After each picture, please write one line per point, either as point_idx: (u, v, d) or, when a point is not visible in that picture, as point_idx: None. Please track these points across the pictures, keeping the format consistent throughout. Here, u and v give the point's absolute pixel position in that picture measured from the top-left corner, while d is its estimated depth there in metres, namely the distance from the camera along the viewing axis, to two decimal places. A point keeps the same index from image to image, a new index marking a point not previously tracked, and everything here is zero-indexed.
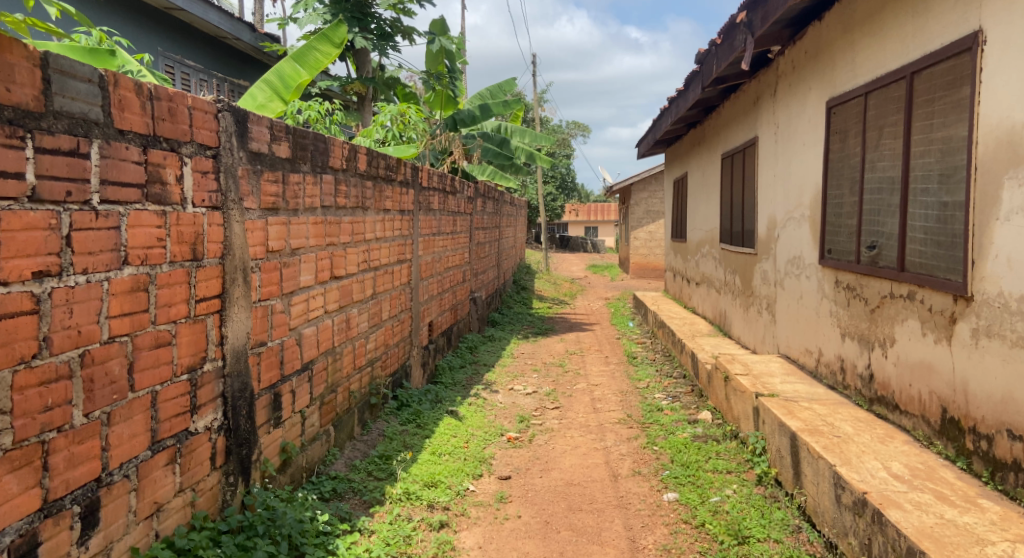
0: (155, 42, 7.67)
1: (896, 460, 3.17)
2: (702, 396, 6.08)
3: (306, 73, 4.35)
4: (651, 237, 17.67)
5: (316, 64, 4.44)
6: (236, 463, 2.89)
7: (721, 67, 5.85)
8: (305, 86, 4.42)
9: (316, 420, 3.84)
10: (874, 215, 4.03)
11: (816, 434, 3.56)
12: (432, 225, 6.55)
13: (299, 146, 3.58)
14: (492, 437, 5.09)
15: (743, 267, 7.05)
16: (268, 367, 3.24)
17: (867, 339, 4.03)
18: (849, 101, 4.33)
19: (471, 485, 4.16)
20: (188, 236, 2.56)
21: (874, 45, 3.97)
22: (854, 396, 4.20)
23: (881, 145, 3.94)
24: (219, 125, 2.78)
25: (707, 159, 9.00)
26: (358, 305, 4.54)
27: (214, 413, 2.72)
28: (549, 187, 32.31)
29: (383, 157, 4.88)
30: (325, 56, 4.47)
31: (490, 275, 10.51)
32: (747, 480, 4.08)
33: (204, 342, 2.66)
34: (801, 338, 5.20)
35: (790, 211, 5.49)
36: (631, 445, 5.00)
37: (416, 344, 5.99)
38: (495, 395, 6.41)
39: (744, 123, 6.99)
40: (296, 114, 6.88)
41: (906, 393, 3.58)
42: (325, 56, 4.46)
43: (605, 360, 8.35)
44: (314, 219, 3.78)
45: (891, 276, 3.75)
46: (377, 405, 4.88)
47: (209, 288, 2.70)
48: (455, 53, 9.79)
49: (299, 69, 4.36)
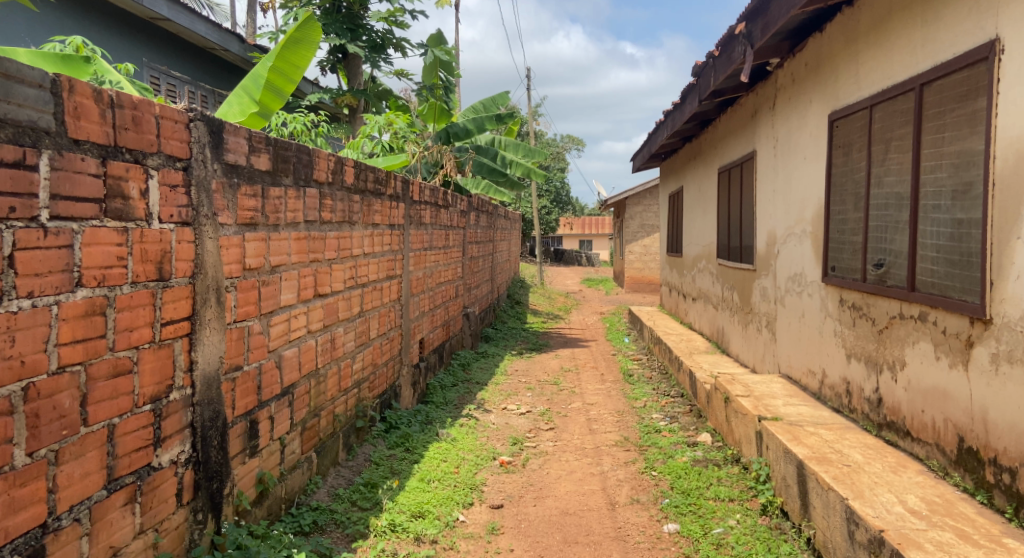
0: (140, 53, 7.50)
1: (911, 493, 2.99)
2: (701, 417, 5.89)
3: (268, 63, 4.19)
4: (646, 251, 17.56)
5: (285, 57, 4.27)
6: (206, 498, 2.69)
7: (718, 78, 5.70)
8: (269, 79, 4.23)
9: (296, 447, 3.64)
10: (882, 232, 3.86)
11: (825, 463, 3.37)
12: (423, 240, 6.37)
13: (280, 158, 3.39)
14: (484, 461, 4.88)
15: (741, 282, 6.88)
16: (243, 393, 3.04)
17: (875, 361, 3.86)
18: (853, 114, 4.17)
19: (461, 515, 3.96)
20: (153, 254, 2.37)
21: (880, 55, 3.82)
22: (861, 420, 4.02)
23: (888, 159, 3.79)
24: (191, 136, 2.60)
25: (703, 173, 8.86)
26: (344, 324, 4.34)
27: (181, 445, 2.53)
28: (543, 201, 32.22)
29: (371, 171, 4.70)
30: (294, 46, 4.27)
31: (483, 289, 10.32)
32: (751, 510, 3.89)
33: (170, 369, 2.46)
34: (803, 358, 5.03)
35: (791, 226, 5.33)
36: (629, 470, 4.80)
37: (406, 363, 5.79)
38: (487, 416, 6.20)
39: (741, 136, 6.85)
40: (281, 125, 6.66)
41: (918, 420, 3.40)
42: (292, 47, 4.25)
43: (601, 378, 8.15)
44: (296, 235, 3.59)
45: (901, 296, 3.58)
46: (363, 429, 4.68)
47: (177, 310, 2.51)
48: (450, 65, 9.65)
49: (266, 64, 4.25)
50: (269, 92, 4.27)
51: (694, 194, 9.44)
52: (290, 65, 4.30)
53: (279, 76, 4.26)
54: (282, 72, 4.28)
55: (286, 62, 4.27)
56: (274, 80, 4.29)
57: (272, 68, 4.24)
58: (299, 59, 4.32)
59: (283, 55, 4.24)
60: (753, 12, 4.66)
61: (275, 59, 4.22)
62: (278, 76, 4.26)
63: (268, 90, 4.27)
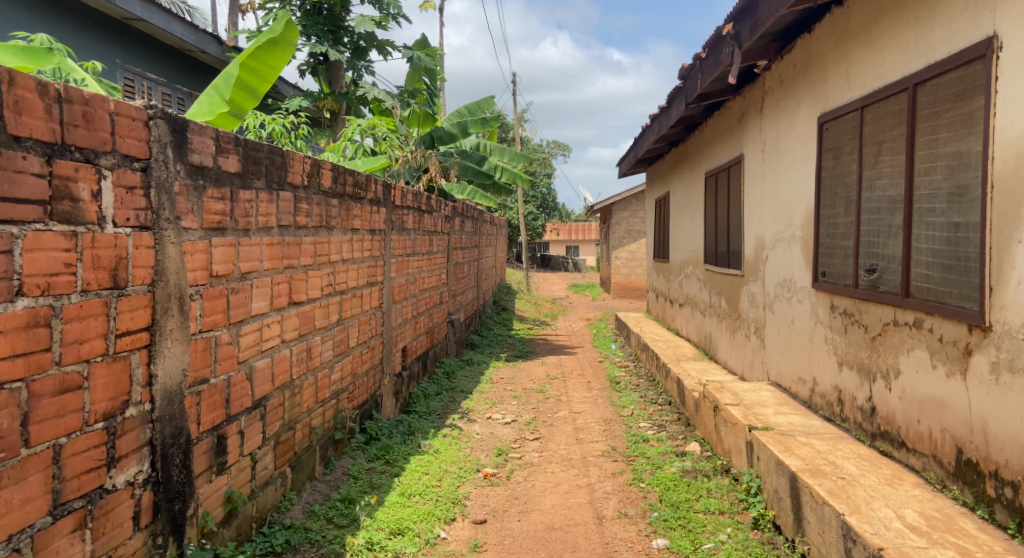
0: (113, 54, 7.33)
1: (909, 508, 2.87)
2: (690, 425, 5.77)
3: (238, 62, 4.08)
4: (633, 257, 17.55)
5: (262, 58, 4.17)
6: (166, 520, 2.54)
7: (705, 81, 5.61)
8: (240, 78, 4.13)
9: (269, 463, 3.49)
10: (874, 237, 3.76)
11: (819, 476, 3.25)
12: (406, 246, 6.22)
13: (250, 160, 3.24)
14: (467, 474, 4.73)
15: (729, 288, 6.78)
16: (210, 407, 2.89)
17: (867, 369, 3.75)
18: (843, 116, 4.07)
19: (442, 531, 3.82)
20: (107, 260, 2.22)
21: (871, 56, 3.71)
22: (854, 430, 3.91)
23: (880, 162, 3.68)
24: (151, 134, 2.45)
25: (689, 178, 8.76)
26: (321, 332, 4.19)
27: (139, 464, 2.38)
28: (529, 206, 32.08)
29: (350, 174, 4.55)
30: (269, 47, 4.14)
31: (468, 296, 10.17)
32: (742, 524, 3.77)
33: (126, 384, 2.32)
34: (793, 366, 4.92)
35: (779, 231, 5.23)
36: (616, 482, 4.67)
37: (387, 372, 5.64)
38: (471, 425, 6.05)
39: (728, 141, 6.76)
40: (260, 128, 6.46)
41: (914, 430, 3.29)
42: (267, 46, 4.11)
43: (588, 386, 8.02)
44: (269, 240, 3.44)
45: (895, 302, 3.47)
46: (342, 441, 4.52)
47: (134, 321, 2.36)
48: (434, 70, 9.58)
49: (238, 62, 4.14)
50: (240, 91, 4.17)
51: (680, 199, 9.35)
52: (265, 64, 4.19)
53: (252, 75, 4.16)
54: (255, 71, 4.17)
55: (260, 62, 4.17)
56: (246, 78, 4.18)
57: (244, 67, 4.13)
58: (275, 60, 4.20)
59: (256, 54, 4.13)
60: (741, 12, 4.56)
61: (247, 57, 4.11)
62: (250, 75, 4.16)
63: (240, 89, 4.16)
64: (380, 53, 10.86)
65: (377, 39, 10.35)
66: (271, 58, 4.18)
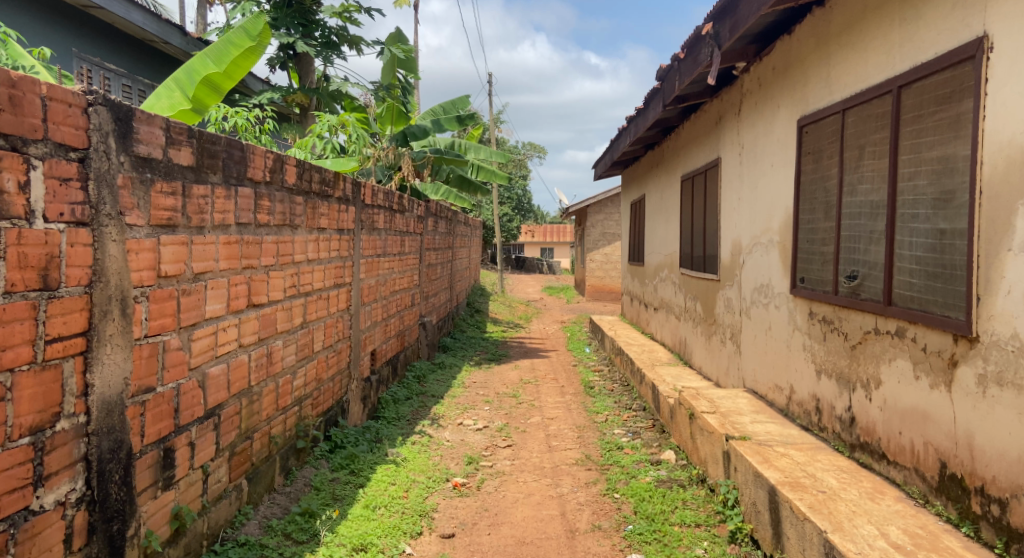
0: (69, 43, 7.05)
1: (893, 524, 2.77)
2: (665, 432, 5.65)
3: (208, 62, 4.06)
4: (607, 259, 17.47)
5: (227, 56, 4.17)
6: (103, 542, 2.39)
7: (683, 82, 5.49)
8: (211, 79, 4.13)
9: (223, 475, 3.31)
10: (854, 243, 3.66)
11: (799, 489, 3.13)
12: (376, 246, 6.03)
13: (205, 153, 3.04)
14: (435, 484, 4.57)
15: (704, 293, 6.69)
16: (156, 418, 2.70)
17: (847, 378, 3.64)
18: (823, 119, 3.96)
19: (408, 546, 3.66)
20: (35, 260, 2.10)
21: (853, 57, 3.61)
22: (832, 440, 3.81)
23: (861, 166, 3.58)
24: (90, 122, 2.29)
25: (666, 181, 8.66)
26: (283, 337, 3.99)
27: (73, 482, 2.26)
28: (504, 208, 31.93)
29: (316, 170, 4.35)
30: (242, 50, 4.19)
31: (441, 298, 9.99)
32: (719, 538, 3.65)
33: (57, 394, 2.20)
34: (769, 374, 4.83)
35: (757, 236, 5.14)
36: (589, 492, 4.53)
37: (355, 377, 5.45)
38: (441, 432, 5.88)
39: (705, 143, 6.67)
40: (224, 121, 6.25)
41: (895, 442, 3.19)
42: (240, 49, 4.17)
43: (561, 391, 7.89)
44: (225, 238, 3.24)
45: (876, 311, 3.37)
46: (305, 450, 4.32)
47: (67, 326, 2.22)
48: (409, 65, 9.38)
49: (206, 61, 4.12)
50: (205, 88, 4.14)
51: (655, 202, 9.28)
52: (234, 64, 4.21)
53: (220, 75, 4.15)
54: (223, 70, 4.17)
55: (231, 64, 4.18)
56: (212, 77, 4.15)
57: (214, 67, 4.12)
58: (243, 61, 4.24)
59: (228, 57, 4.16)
60: (721, 11, 4.44)
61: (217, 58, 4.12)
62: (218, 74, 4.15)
63: (206, 87, 4.14)
64: (353, 48, 10.65)
65: (349, 34, 10.15)
66: (237, 56, 4.18)
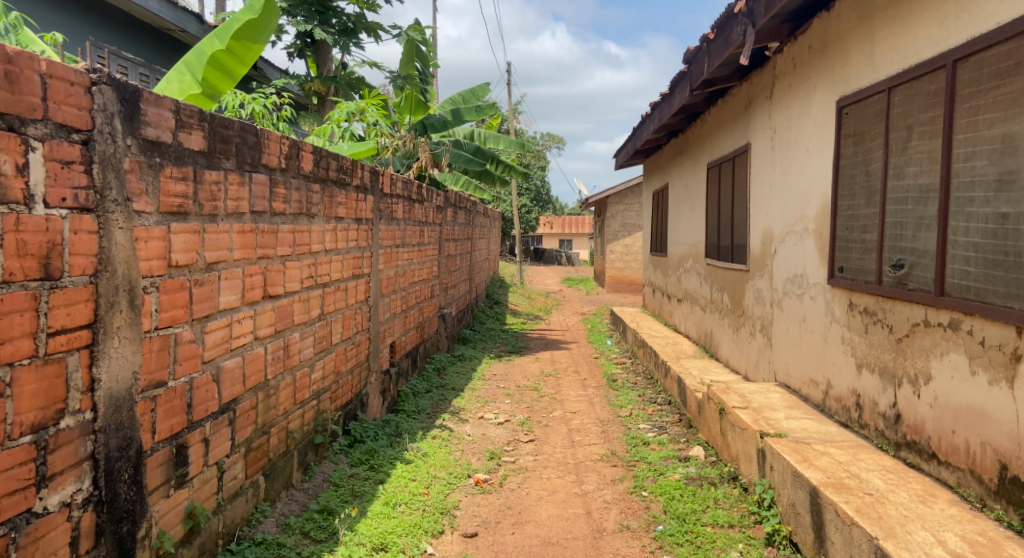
0: (85, 31, 6.97)
1: (949, 531, 2.60)
2: (692, 427, 5.48)
3: (212, 44, 3.90)
4: (628, 250, 17.21)
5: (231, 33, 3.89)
6: (113, 544, 2.27)
7: (713, 64, 5.27)
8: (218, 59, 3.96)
9: (238, 472, 3.19)
10: (900, 230, 3.45)
11: (844, 491, 2.95)
12: (395, 236, 5.89)
13: (217, 137, 2.89)
14: (457, 480, 4.43)
15: (732, 283, 6.49)
16: (168, 414, 2.58)
17: (892, 373, 3.45)
18: (866, 99, 3.74)
19: (429, 546, 3.53)
20: (35, 247, 1.99)
21: (901, 31, 3.40)
22: (874, 438, 3.61)
23: (909, 147, 3.37)
24: (94, 102, 2.16)
25: (690, 169, 8.44)
26: (300, 328, 3.85)
27: (79, 482, 2.14)
28: (523, 199, 31.78)
29: (333, 157, 4.21)
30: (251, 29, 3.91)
31: (461, 289, 9.85)
32: (755, 540, 3.48)
33: (61, 390, 2.08)
34: (804, 368, 4.63)
35: (790, 224, 4.93)
36: (616, 490, 4.37)
37: (374, 369, 5.32)
38: (462, 426, 5.74)
39: (733, 129, 6.45)
40: (238, 107, 6.12)
41: (948, 442, 3.00)
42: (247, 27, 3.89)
43: (583, 384, 7.73)
44: (239, 227, 3.10)
45: (925, 302, 3.17)
46: (323, 445, 4.20)
47: (71, 317, 2.10)
48: (426, 54, 9.09)
49: (213, 41, 3.93)
50: (214, 70, 4.02)
51: (679, 190, 9.06)
52: (243, 45, 3.97)
53: (226, 54, 3.96)
54: (231, 51, 3.96)
55: (240, 45, 3.95)
56: (222, 58, 3.99)
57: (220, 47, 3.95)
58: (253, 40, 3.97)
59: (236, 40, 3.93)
60: None
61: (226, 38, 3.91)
62: (227, 55, 3.96)
63: (215, 69, 4.01)
64: (371, 35, 10.51)
65: (367, 21, 9.99)
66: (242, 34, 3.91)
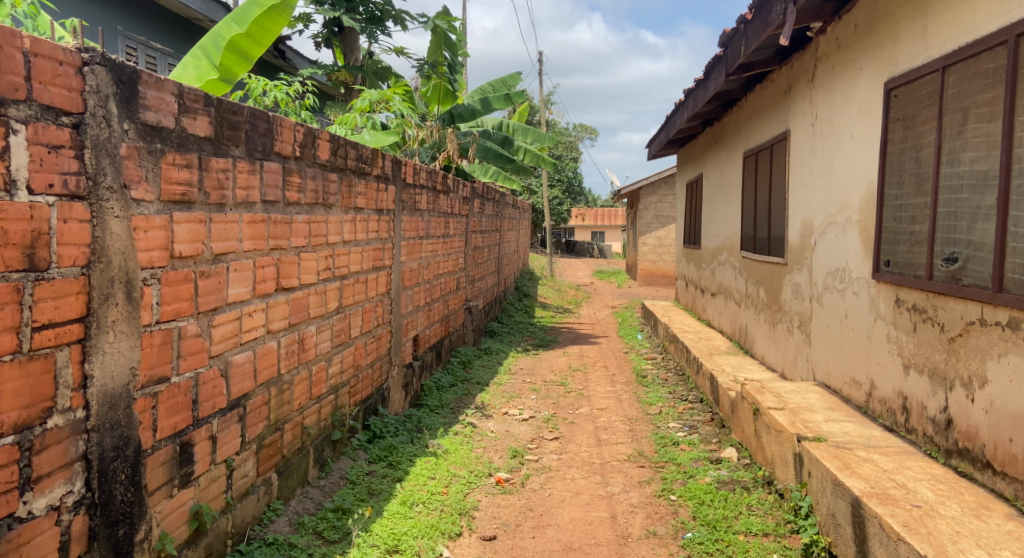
0: (114, 21, 6.98)
1: (1006, 549, 2.38)
2: (724, 427, 5.26)
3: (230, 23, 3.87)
4: (660, 243, 16.89)
5: (251, 16, 3.92)
6: (107, 548, 2.17)
7: (750, 46, 5.02)
8: (237, 43, 3.91)
9: (249, 469, 3.08)
10: (953, 220, 3.21)
11: (889, 503, 2.74)
12: (419, 227, 5.74)
13: (225, 123, 2.76)
14: (477, 479, 4.28)
15: (769, 277, 6.23)
16: (170, 411, 2.47)
17: (942, 376, 3.21)
18: (916, 80, 3.50)
19: (445, 549, 3.38)
20: (17, 236, 1.87)
21: (956, 5, 3.15)
22: (922, 444, 3.38)
23: (965, 131, 3.12)
24: (86, 83, 2.04)
25: (726, 158, 8.16)
26: (317, 322, 3.73)
27: (69, 484, 2.03)
28: (555, 191, 31.55)
29: (352, 146, 4.07)
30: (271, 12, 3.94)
31: (488, 281, 9.68)
32: (791, 551, 3.28)
33: (48, 388, 1.97)
34: (845, 367, 4.39)
35: (831, 214, 4.69)
36: (643, 492, 4.19)
37: (396, 363, 5.19)
38: (485, 422, 5.59)
39: (771, 117, 6.17)
40: (261, 96, 6.03)
41: (1004, 451, 2.77)
42: (267, 9, 3.92)
43: (612, 379, 7.53)
44: (250, 217, 2.98)
45: (981, 299, 2.93)
46: (341, 440, 4.08)
47: (60, 311, 1.99)
48: (455, 42, 8.94)
49: (231, 25, 3.91)
50: (232, 55, 3.94)
51: (714, 180, 8.78)
52: (262, 28, 3.97)
53: (245, 38, 3.93)
54: (249, 34, 3.93)
55: (259, 27, 3.95)
56: (240, 42, 3.94)
57: (239, 30, 3.91)
58: (271, 24, 3.98)
59: (255, 22, 3.93)
60: None
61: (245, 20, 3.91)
62: (246, 38, 3.92)
63: (234, 54, 3.94)
64: (399, 24, 10.40)
65: (394, 9, 9.87)
66: (261, 16, 3.92)
